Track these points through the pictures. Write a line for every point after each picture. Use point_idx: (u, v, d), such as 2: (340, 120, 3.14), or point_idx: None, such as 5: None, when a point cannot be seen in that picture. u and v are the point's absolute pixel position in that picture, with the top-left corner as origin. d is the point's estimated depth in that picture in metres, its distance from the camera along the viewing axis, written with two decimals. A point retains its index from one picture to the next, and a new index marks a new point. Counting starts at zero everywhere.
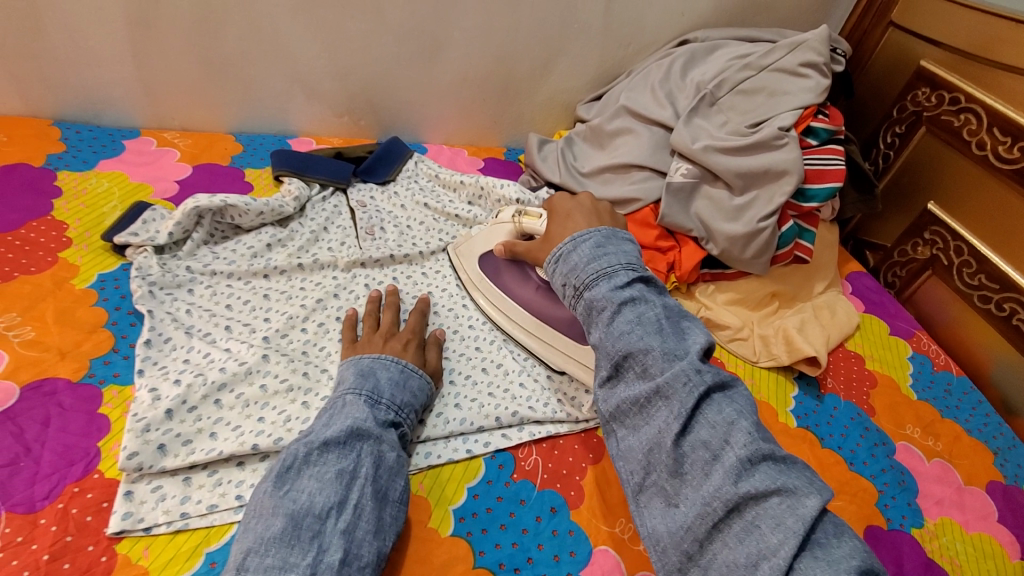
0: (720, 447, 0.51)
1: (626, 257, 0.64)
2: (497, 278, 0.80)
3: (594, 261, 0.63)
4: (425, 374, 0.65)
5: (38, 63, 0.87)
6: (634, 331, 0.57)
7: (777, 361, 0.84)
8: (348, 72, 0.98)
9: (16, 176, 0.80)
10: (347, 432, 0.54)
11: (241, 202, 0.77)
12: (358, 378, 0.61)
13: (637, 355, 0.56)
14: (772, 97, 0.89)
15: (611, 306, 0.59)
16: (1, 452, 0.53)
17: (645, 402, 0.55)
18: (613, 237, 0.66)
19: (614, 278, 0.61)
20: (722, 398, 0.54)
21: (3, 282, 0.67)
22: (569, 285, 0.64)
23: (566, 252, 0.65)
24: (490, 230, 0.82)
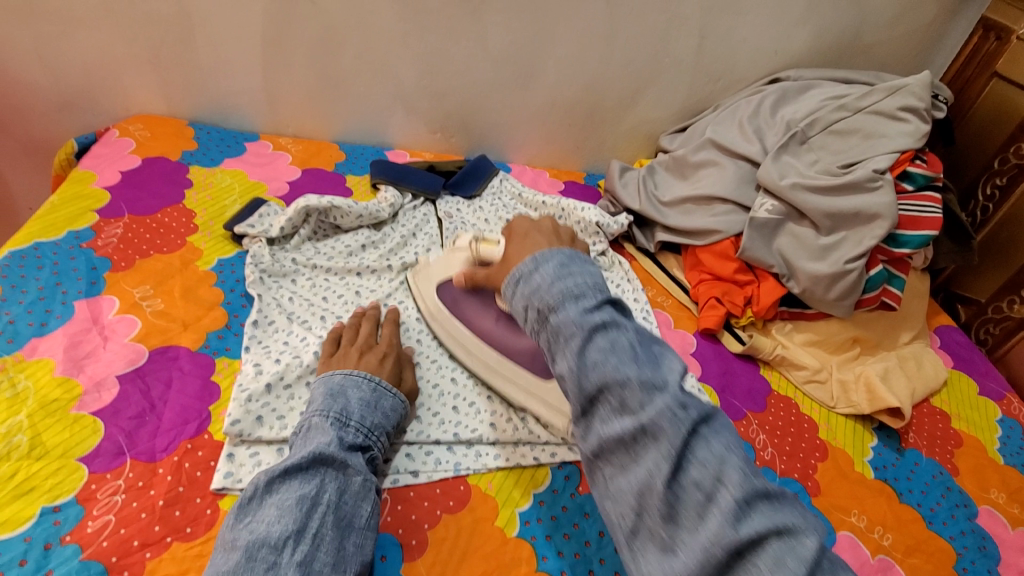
0: (715, 493, 0.39)
1: (597, 276, 0.50)
2: (455, 307, 0.74)
3: (560, 281, 0.49)
4: (402, 395, 0.64)
5: (185, 70, 0.99)
6: (608, 361, 0.44)
7: (856, 409, 0.81)
8: (446, 93, 1.05)
9: (157, 167, 0.91)
10: (310, 457, 0.52)
11: (345, 205, 0.84)
12: (327, 399, 0.58)
13: (612, 388, 0.43)
14: (867, 139, 0.88)
15: (579, 333, 0.45)
16: (131, 406, 0.60)
17: (630, 445, 0.42)
18: (577, 256, 0.52)
19: (584, 299, 0.47)
20: (713, 433, 0.41)
21: (141, 258, 0.76)
22: (530, 307, 0.49)
23: (526, 271, 0.51)
24: (448, 257, 0.77)
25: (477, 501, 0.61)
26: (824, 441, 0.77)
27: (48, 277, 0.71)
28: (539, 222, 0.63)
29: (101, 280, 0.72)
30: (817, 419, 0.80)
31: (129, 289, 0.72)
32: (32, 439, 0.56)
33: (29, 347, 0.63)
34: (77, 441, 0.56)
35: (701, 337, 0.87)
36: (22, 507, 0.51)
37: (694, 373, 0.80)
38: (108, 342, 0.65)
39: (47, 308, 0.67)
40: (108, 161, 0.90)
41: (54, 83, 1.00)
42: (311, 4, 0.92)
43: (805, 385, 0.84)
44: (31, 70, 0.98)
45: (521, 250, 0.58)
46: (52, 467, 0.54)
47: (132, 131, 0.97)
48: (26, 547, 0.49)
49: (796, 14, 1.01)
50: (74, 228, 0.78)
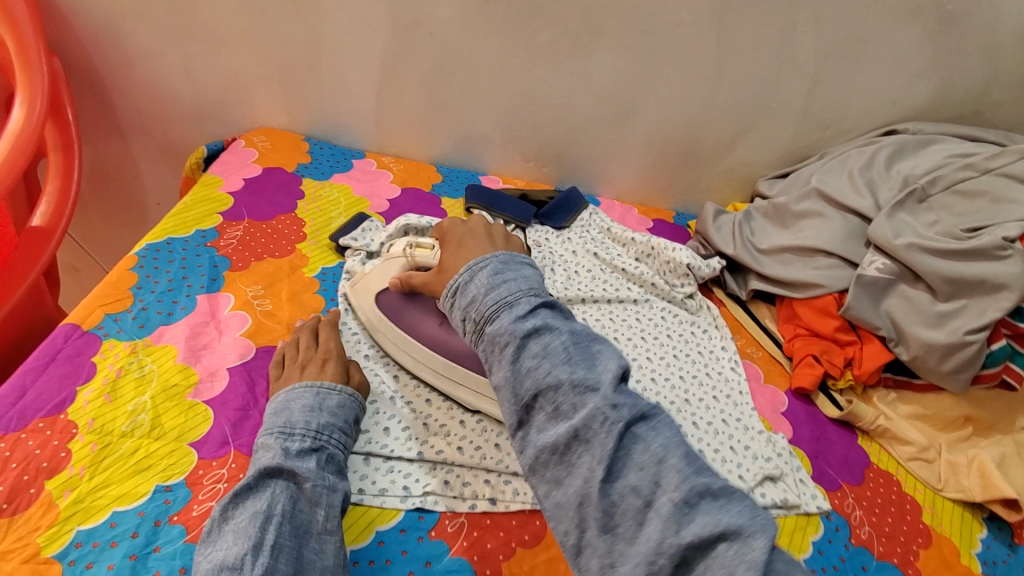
0: (651, 492, 0.45)
1: (527, 282, 0.57)
2: (397, 317, 0.72)
3: (493, 291, 0.56)
4: (349, 390, 0.64)
5: (308, 90, 1.08)
6: (541, 366, 0.50)
7: (966, 494, 0.73)
8: (544, 125, 1.08)
9: (275, 178, 0.98)
10: (256, 475, 0.53)
11: (442, 226, 0.87)
12: (272, 417, 0.59)
13: (547, 392, 0.50)
14: (996, 203, 0.81)
15: (513, 340, 0.52)
16: (238, 399, 0.65)
17: (564, 449, 0.48)
18: (509, 260, 0.59)
19: (516, 308, 0.54)
20: (646, 431, 0.48)
21: (256, 260, 0.82)
22: (467, 319, 0.56)
23: (461, 283, 0.58)
24: (385, 264, 0.76)
25: (551, 539, 0.59)
26: (928, 527, 0.70)
27: (177, 271, 0.78)
28: (472, 226, 0.68)
29: (220, 278, 0.78)
30: (921, 501, 0.73)
31: (243, 288, 0.77)
32: (153, 420, 0.61)
33: (156, 333, 0.69)
34: (189, 427, 0.61)
35: (793, 396, 0.82)
36: (139, 482, 0.56)
37: (786, 435, 0.76)
38: (222, 336, 0.71)
39: (174, 299, 0.74)
40: (234, 169, 0.99)
41: (195, 96, 1.11)
42: (429, 35, 0.98)
43: (909, 462, 0.77)
44: (179, 83, 1.10)
45: (456, 260, 0.63)
46: (167, 448, 0.59)
47: (256, 143, 1.06)
48: (139, 521, 0.53)
49: (921, 66, 0.96)
50: (202, 227, 0.85)
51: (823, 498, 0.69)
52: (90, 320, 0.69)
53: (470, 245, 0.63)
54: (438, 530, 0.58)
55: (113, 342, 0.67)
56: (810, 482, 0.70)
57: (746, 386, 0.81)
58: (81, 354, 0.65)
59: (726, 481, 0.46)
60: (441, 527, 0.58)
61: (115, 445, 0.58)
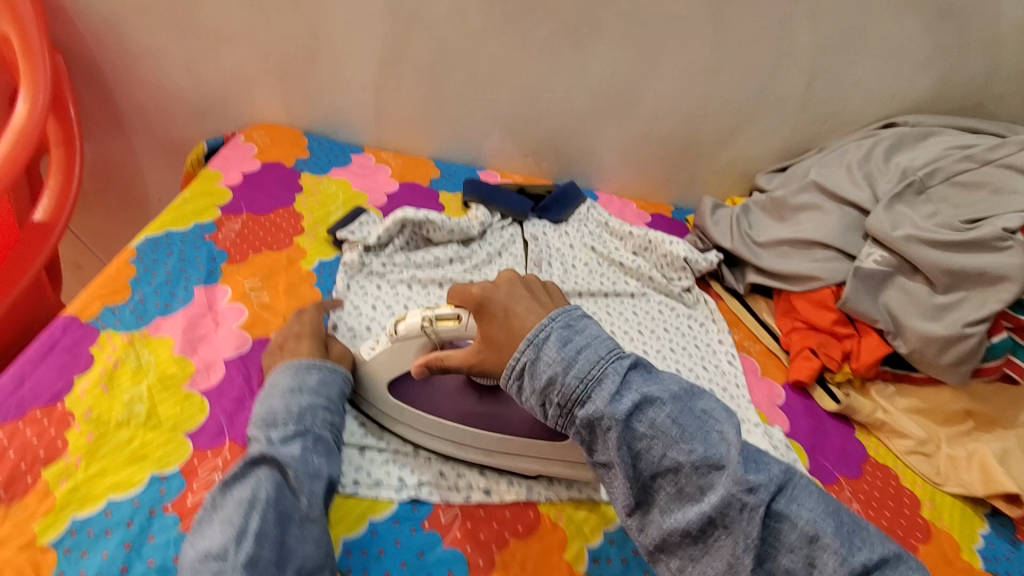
0: (810, 572, 0.46)
1: (603, 344, 0.52)
2: (426, 398, 0.64)
3: (573, 367, 0.51)
4: (330, 366, 0.64)
5: (306, 85, 1.08)
6: (654, 447, 0.50)
7: (967, 489, 0.73)
8: (542, 120, 1.08)
9: (274, 172, 0.99)
10: (241, 464, 0.53)
11: (439, 219, 0.87)
12: (257, 406, 0.59)
13: (668, 475, 0.49)
14: (996, 194, 0.81)
15: (620, 426, 0.49)
16: (234, 390, 0.65)
17: (699, 533, 0.48)
18: (568, 317, 0.54)
19: (607, 384, 0.50)
20: (785, 505, 0.47)
21: (254, 253, 0.82)
22: (551, 404, 0.51)
23: (527, 362, 0.53)
24: (394, 348, 0.62)
25: (546, 531, 0.60)
26: (927, 521, 0.70)
27: (175, 264, 0.78)
28: (505, 288, 0.59)
29: (218, 270, 0.79)
30: (919, 495, 0.73)
31: (241, 281, 0.78)
32: (149, 409, 0.61)
33: (154, 325, 0.70)
34: (185, 417, 0.61)
35: (790, 389, 0.82)
36: (135, 471, 0.56)
37: (782, 428, 0.75)
38: (219, 328, 0.71)
39: (172, 291, 0.74)
40: (233, 163, 0.99)
41: (195, 91, 1.12)
42: (427, 30, 0.98)
43: (907, 456, 0.76)
44: (179, 79, 1.10)
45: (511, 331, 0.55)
46: (163, 438, 0.59)
47: (255, 138, 1.06)
48: (134, 509, 0.54)
49: (920, 58, 0.95)
50: (200, 221, 0.86)
51: None
52: (89, 312, 0.69)
53: (520, 311, 0.56)
54: (432, 520, 0.58)
55: (111, 334, 0.68)
56: None
57: (743, 379, 0.81)
58: (79, 345, 0.65)
59: (876, 541, 0.47)
60: (434, 518, 0.59)
61: (111, 434, 0.59)
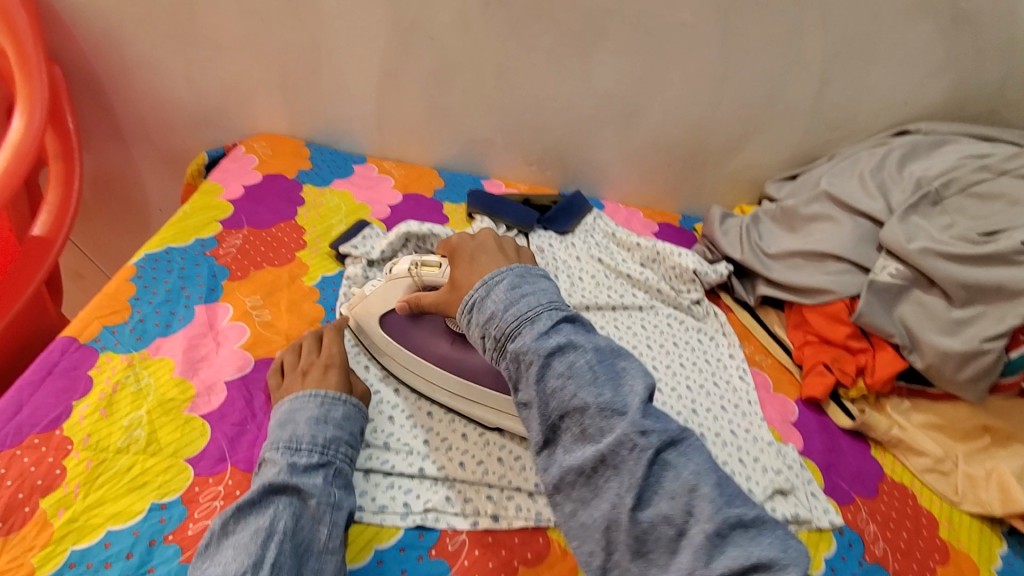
0: (683, 521, 0.45)
1: (547, 295, 0.55)
2: (406, 337, 0.70)
3: (512, 306, 0.53)
4: (354, 401, 0.63)
5: (308, 95, 1.06)
6: (567, 387, 0.49)
7: (984, 508, 0.71)
8: (547, 129, 1.06)
9: (275, 184, 0.97)
10: (260, 491, 0.52)
11: (443, 233, 0.86)
12: (276, 430, 0.58)
13: (574, 415, 0.49)
14: (1014, 206, 0.79)
15: (537, 360, 0.50)
16: (236, 413, 0.64)
17: (591, 472, 0.48)
18: (526, 271, 0.57)
19: (537, 324, 0.52)
20: (676, 458, 0.48)
21: (255, 269, 0.81)
22: (488, 337, 0.54)
23: (477, 299, 0.56)
24: (386, 287, 0.70)
25: (554, 558, 0.58)
26: (945, 542, 0.68)
27: (175, 281, 0.77)
28: (484, 241, 0.65)
29: (219, 287, 0.77)
30: (937, 515, 0.71)
31: (242, 298, 0.76)
32: (149, 435, 0.60)
33: (154, 345, 0.69)
34: (186, 442, 0.60)
35: (803, 405, 0.80)
36: (135, 499, 0.55)
37: (796, 446, 0.74)
38: (221, 348, 0.70)
39: (172, 310, 0.73)
40: (234, 176, 0.98)
41: (195, 101, 1.11)
42: (430, 39, 0.97)
43: (924, 474, 0.74)
44: (179, 89, 1.09)
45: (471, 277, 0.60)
46: (163, 464, 0.58)
47: (256, 149, 1.05)
48: (133, 540, 0.52)
49: (934, 65, 0.93)
50: (201, 236, 0.85)
51: (835, 513, 0.67)
52: (88, 332, 0.68)
53: (484, 261, 0.60)
54: (439, 548, 0.57)
55: (110, 355, 0.66)
56: (822, 496, 0.68)
57: (755, 395, 0.79)
58: (78, 368, 0.64)
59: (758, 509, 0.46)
60: (441, 546, 0.57)
61: (111, 461, 0.57)
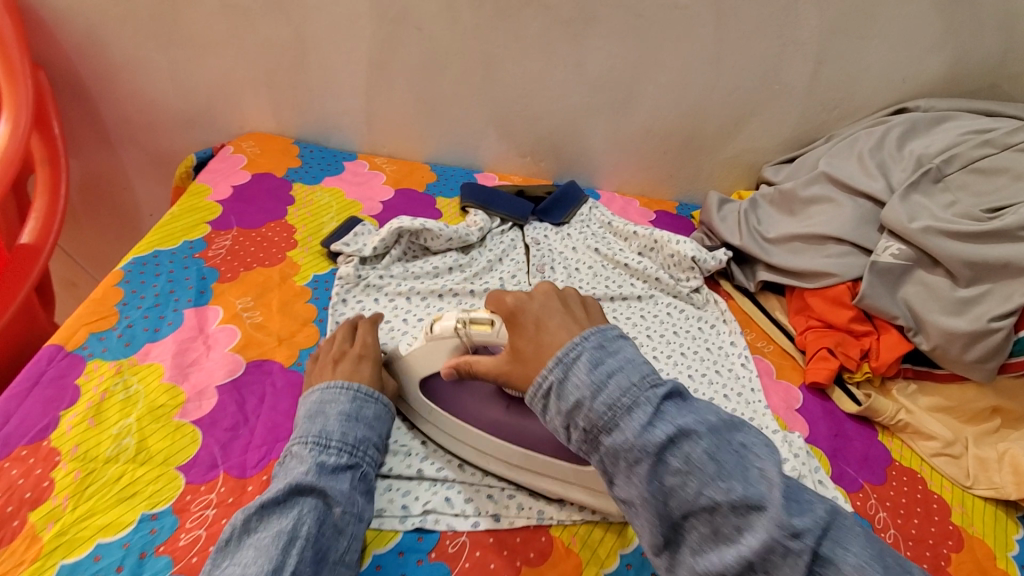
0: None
1: (636, 369, 0.50)
2: (454, 399, 0.64)
3: (601, 392, 0.50)
4: (384, 401, 0.62)
5: (296, 92, 1.05)
6: (689, 483, 0.47)
7: (998, 492, 0.69)
8: (540, 118, 1.04)
9: (264, 184, 0.96)
10: (286, 490, 0.51)
11: (436, 227, 0.84)
12: (306, 422, 0.57)
13: (701, 514, 0.46)
14: (1018, 180, 0.77)
15: (648, 458, 0.47)
16: (227, 418, 0.62)
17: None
18: (602, 337, 0.53)
19: (637, 411, 0.48)
20: (832, 551, 0.44)
21: (245, 270, 0.80)
22: (576, 429, 0.50)
23: (555, 383, 0.51)
24: (429, 347, 0.63)
25: (558, 557, 0.57)
26: (958, 527, 0.66)
27: (164, 285, 0.75)
28: (546, 300, 0.59)
29: (208, 290, 0.76)
30: (948, 500, 0.69)
31: (232, 300, 0.75)
32: (138, 443, 0.59)
33: (142, 352, 0.67)
34: (176, 449, 0.59)
35: (807, 391, 0.79)
36: (125, 510, 0.54)
37: (801, 433, 0.72)
38: (211, 352, 0.68)
39: (161, 315, 0.72)
40: (222, 176, 0.96)
41: (182, 102, 1.09)
42: (418, 30, 0.95)
43: (934, 458, 0.72)
44: (164, 90, 1.07)
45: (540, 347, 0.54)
46: (153, 473, 0.57)
47: (244, 148, 1.03)
48: (124, 552, 0.51)
49: (932, 39, 0.91)
50: (189, 239, 0.83)
51: (842, 500, 0.65)
52: (75, 340, 0.67)
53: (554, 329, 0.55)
54: (438, 550, 0.56)
55: (97, 363, 0.65)
56: (829, 483, 0.67)
57: (758, 382, 0.77)
58: (65, 377, 0.63)
59: None
60: (440, 548, 0.56)
61: (100, 471, 0.56)
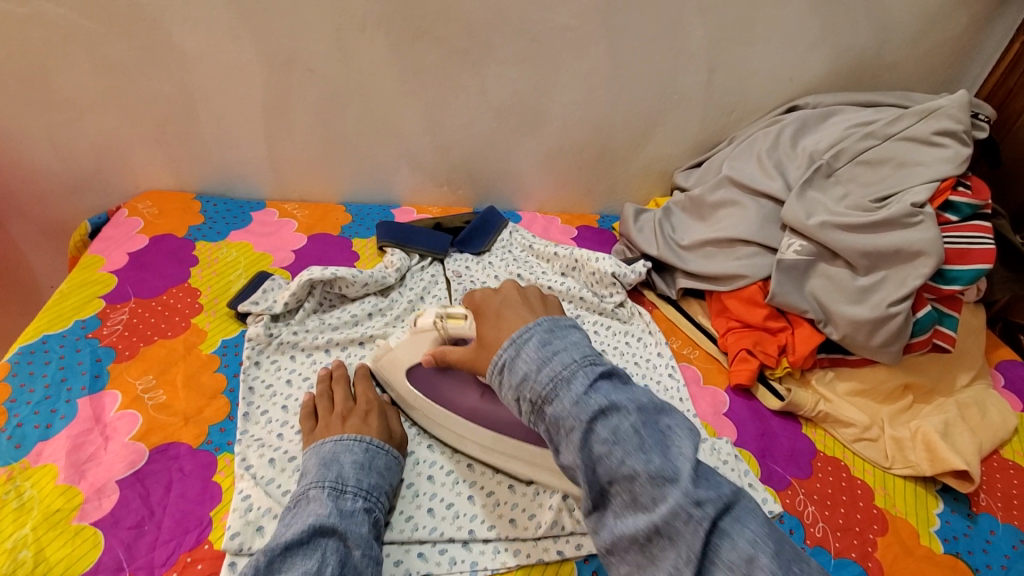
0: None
1: (579, 349, 0.52)
2: (433, 392, 0.67)
3: (546, 366, 0.51)
4: (395, 451, 0.64)
5: (191, 145, 1.00)
6: (613, 453, 0.47)
7: (915, 470, 0.72)
8: (451, 147, 1.03)
9: (163, 247, 0.91)
10: (308, 531, 0.51)
11: (349, 274, 0.81)
12: (321, 470, 0.58)
13: (622, 481, 0.47)
14: (900, 168, 0.81)
15: (579, 426, 0.47)
16: (130, 515, 0.58)
17: (645, 541, 0.45)
18: (555, 324, 0.54)
19: (574, 384, 0.49)
20: (732, 526, 0.44)
21: (145, 345, 0.75)
22: (522, 400, 0.51)
23: (508, 359, 0.53)
24: (411, 339, 0.68)
25: None
26: (882, 511, 0.69)
27: (55, 373, 0.70)
28: (506, 295, 0.62)
29: (104, 373, 0.71)
30: (871, 484, 0.72)
31: (131, 382, 0.70)
32: (37, 554, 0.54)
33: (33, 453, 0.62)
34: (77, 556, 0.54)
35: (733, 393, 0.81)
36: None
37: (729, 438, 0.74)
38: (110, 443, 0.63)
39: (52, 409, 0.66)
40: (116, 243, 0.90)
41: (68, 167, 1.02)
42: (310, 71, 0.92)
43: (854, 444, 0.75)
44: (47, 157, 1.00)
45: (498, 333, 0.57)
46: None
47: (141, 210, 0.97)
48: None
49: (811, 39, 0.95)
50: (81, 317, 0.77)
51: (773, 502, 0.66)
52: None
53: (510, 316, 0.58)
54: None
55: None
56: (760, 486, 0.68)
57: (685, 392, 0.78)
58: None
59: None
60: None
61: None
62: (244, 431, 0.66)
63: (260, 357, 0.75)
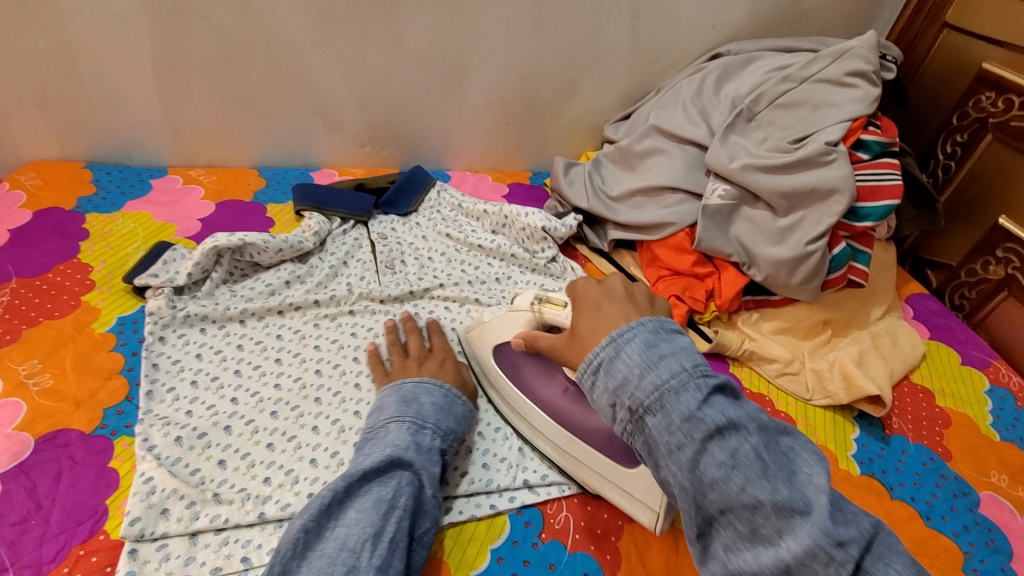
0: None
1: (689, 356, 0.46)
2: (518, 376, 0.67)
3: (650, 372, 0.45)
4: (468, 403, 0.63)
5: (75, 108, 0.89)
6: (730, 479, 0.41)
7: (833, 399, 0.76)
8: (370, 103, 0.97)
9: (49, 220, 0.81)
10: (385, 461, 0.52)
11: (260, 240, 0.75)
12: (401, 406, 0.58)
13: (742, 512, 0.41)
14: (816, 110, 0.82)
15: (690, 444, 0.42)
16: (14, 510, 0.52)
17: None
18: (659, 326, 0.48)
19: (684, 395, 0.44)
20: (874, 566, 0.39)
21: (28, 328, 0.67)
22: (620, 406, 0.46)
23: (605, 359, 0.47)
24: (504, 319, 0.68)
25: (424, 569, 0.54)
26: None
27: None
28: (611, 286, 0.57)
29: None
30: (793, 416, 0.75)
31: (12, 367, 0.63)
32: None
33: None
34: None
35: None
36: None
37: None
38: None
39: None
40: None
41: None
42: (203, 19, 0.83)
43: (778, 379, 0.79)
44: None
45: (595, 325, 0.53)
46: None
47: (21, 182, 0.87)
48: None
49: None
50: None
51: None
52: None
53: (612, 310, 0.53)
54: None
55: None
56: None
57: None
58: None
59: None
60: None
61: None
62: (146, 411, 0.61)
63: (162, 330, 0.68)
